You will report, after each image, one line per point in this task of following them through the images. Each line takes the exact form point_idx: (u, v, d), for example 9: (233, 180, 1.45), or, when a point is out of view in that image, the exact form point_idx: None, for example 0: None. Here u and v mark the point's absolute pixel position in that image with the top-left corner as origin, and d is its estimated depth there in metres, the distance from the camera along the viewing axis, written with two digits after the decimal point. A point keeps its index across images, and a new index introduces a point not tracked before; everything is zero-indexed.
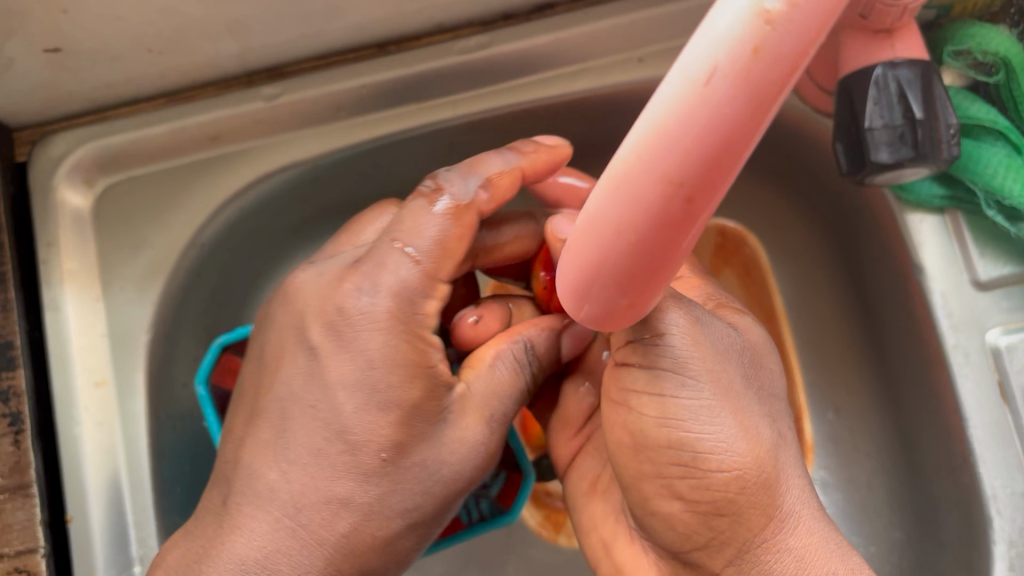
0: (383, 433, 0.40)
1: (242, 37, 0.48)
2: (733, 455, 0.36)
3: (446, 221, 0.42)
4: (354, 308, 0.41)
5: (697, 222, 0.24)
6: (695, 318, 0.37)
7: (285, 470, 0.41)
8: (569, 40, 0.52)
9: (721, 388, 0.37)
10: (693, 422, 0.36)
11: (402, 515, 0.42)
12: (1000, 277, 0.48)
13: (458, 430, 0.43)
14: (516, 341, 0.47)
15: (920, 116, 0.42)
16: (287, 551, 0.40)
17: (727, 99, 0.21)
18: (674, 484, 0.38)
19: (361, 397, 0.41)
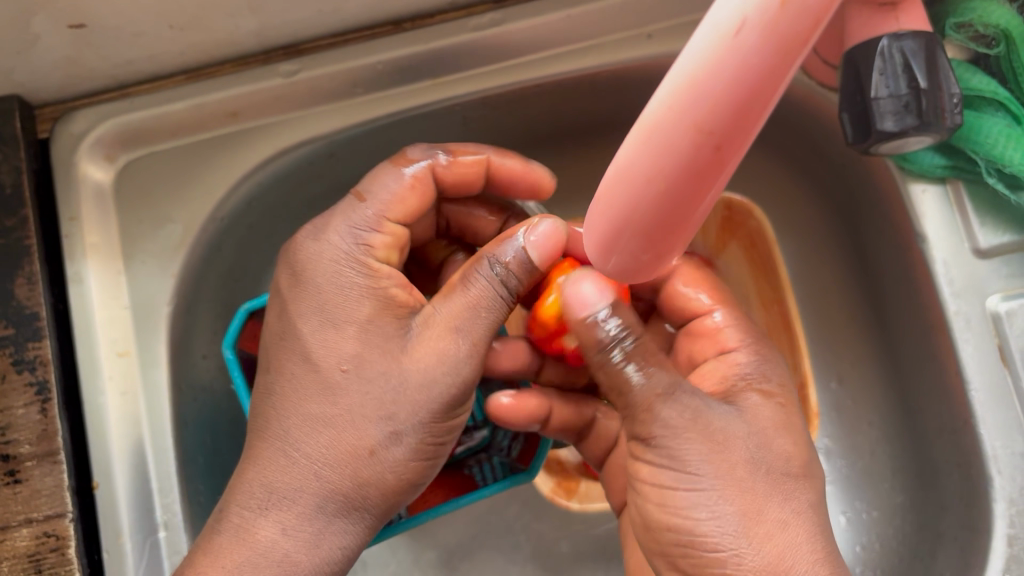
0: (343, 348, 0.44)
1: (262, 14, 0.49)
2: (730, 539, 0.39)
3: None
4: (390, 302, 0.45)
5: (725, 169, 0.25)
6: (702, 405, 0.42)
7: (292, 433, 0.44)
8: (581, 17, 0.53)
9: (729, 485, 0.40)
10: (692, 510, 0.40)
11: (391, 434, 0.44)
12: (1000, 245, 0.49)
13: (434, 347, 0.44)
14: (489, 262, 0.44)
15: (925, 86, 0.43)
16: (297, 479, 0.43)
17: (755, 50, 0.22)
18: (675, 560, 0.41)
19: (351, 328, 0.45)
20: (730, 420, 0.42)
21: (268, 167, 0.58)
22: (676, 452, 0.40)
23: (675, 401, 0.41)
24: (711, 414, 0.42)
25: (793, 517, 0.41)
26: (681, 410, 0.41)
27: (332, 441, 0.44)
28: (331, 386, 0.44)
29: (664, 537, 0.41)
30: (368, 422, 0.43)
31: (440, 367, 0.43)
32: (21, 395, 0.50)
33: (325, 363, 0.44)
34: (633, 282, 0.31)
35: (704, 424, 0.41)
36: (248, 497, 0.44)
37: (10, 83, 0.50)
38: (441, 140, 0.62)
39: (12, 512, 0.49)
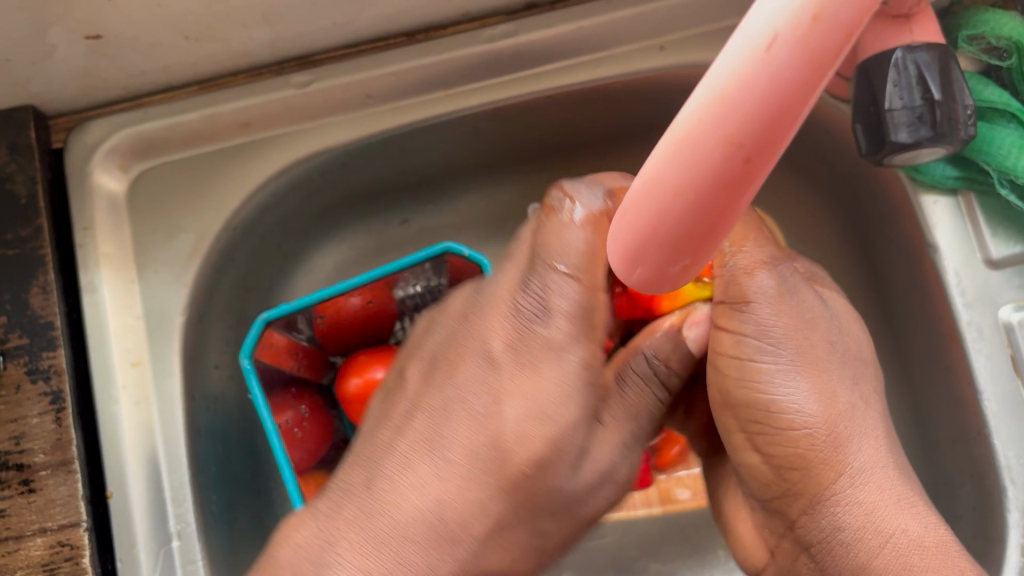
0: (535, 441, 0.38)
1: (278, 25, 0.49)
2: (806, 415, 0.39)
3: (588, 231, 0.39)
4: (535, 322, 0.39)
5: (753, 182, 0.26)
6: (787, 287, 0.40)
7: (438, 468, 0.39)
8: (593, 29, 0.53)
9: (802, 353, 0.39)
10: (771, 348, 0.39)
11: (544, 529, 0.41)
12: (1011, 256, 0.50)
13: (580, 407, 0.39)
14: (562, 270, 0.39)
15: (939, 98, 0.43)
16: (415, 534, 0.38)
17: (788, 63, 0.22)
18: (754, 437, 0.41)
19: (534, 411, 0.39)
20: (806, 293, 0.41)
21: (281, 177, 0.58)
22: (764, 326, 0.39)
23: (773, 272, 0.39)
24: (804, 294, 0.40)
25: (855, 403, 0.41)
26: (775, 288, 0.39)
27: (463, 486, 0.39)
28: (509, 485, 0.39)
29: (741, 400, 0.40)
30: (535, 519, 0.40)
31: (569, 442, 0.39)
32: (35, 404, 0.50)
33: (512, 447, 0.39)
34: (654, 294, 0.31)
35: (803, 316, 0.40)
36: (364, 548, 0.38)
37: (25, 94, 0.50)
38: (453, 151, 0.62)
39: (26, 522, 0.49)
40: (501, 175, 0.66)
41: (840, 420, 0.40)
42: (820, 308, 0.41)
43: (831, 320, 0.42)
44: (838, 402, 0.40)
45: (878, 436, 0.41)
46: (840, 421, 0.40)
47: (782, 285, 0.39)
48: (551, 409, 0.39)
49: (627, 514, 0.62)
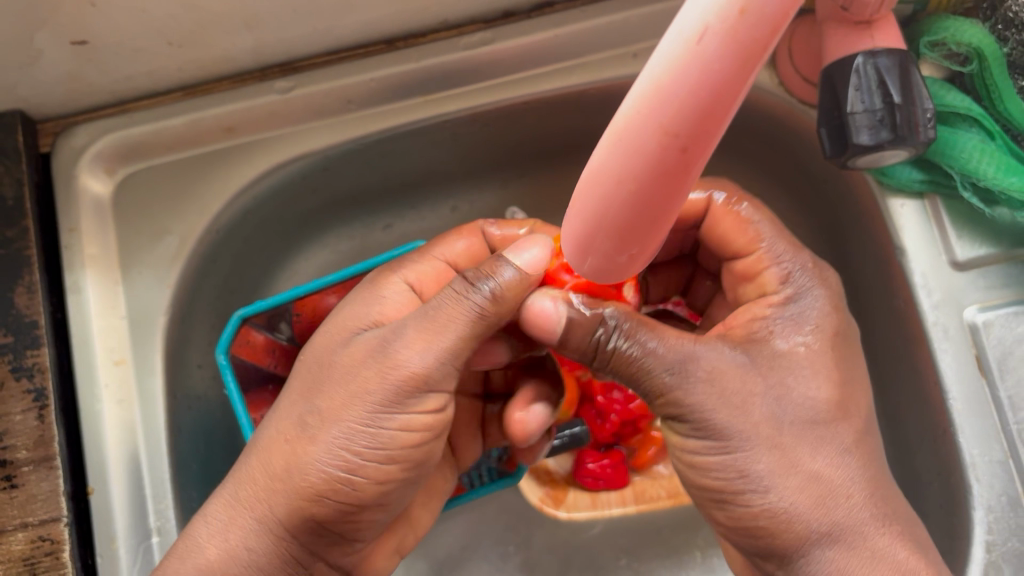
0: (323, 345, 0.46)
1: (258, 32, 0.50)
2: (760, 493, 0.40)
3: (464, 241, 0.53)
4: (384, 282, 0.49)
5: (692, 170, 0.27)
6: (709, 366, 0.40)
7: (255, 439, 0.45)
8: (568, 37, 0.55)
9: (756, 435, 0.40)
10: (720, 440, 0.40)
11: (311, 426, 0.42)
12: (977, 257, 0.51)
13: (348, 318, 0.46)
14: (421, 254, 0.52)
15: (899, 101, 0.44)
16: (232, 487, 0.44)
17: (717, 56, 0.23)
18: (718, 516, 0.43)
19: (330, 328, 0.47)
20: (734, 372, 0.41)
21: (264, 181, 0.59)
22: (702, 422, 0.40)
23: (690, 379, 0.40)
24: (728, 374, 0.41)
25: (828, 469, 0.41)
26: (703, 381, 0.40)
27: (266, 436, 0.44)
28: (281, 406, 0.45)
29: (704, 484, 0.42)
30: (300, 413, 0.43)
31: (343, 334, 0.45)
32: (19, 401, 0.51)
33: (304, 363, 0.46)
34: (609, 282, 0.33)
35: (733, 396, 0.40)
36: (207, 498, 0.46)
37: (13, 98, 0.51)
38: (433, 156, 0.64)
39: (8, 517, 0.50)
40: (483, 180, 0.68)
41: (800, 491, 0.40)
42: (760, 384, 0.41)
43: (788, 387, 0.41)
44: (797, 480, 0.40)
45: (859, 488, 0.42)
46: (800, 491, 0.40)
47: (703, 378, 0.40)
48: (356, 313, 0.47)
49: (603, 513, 0.62)
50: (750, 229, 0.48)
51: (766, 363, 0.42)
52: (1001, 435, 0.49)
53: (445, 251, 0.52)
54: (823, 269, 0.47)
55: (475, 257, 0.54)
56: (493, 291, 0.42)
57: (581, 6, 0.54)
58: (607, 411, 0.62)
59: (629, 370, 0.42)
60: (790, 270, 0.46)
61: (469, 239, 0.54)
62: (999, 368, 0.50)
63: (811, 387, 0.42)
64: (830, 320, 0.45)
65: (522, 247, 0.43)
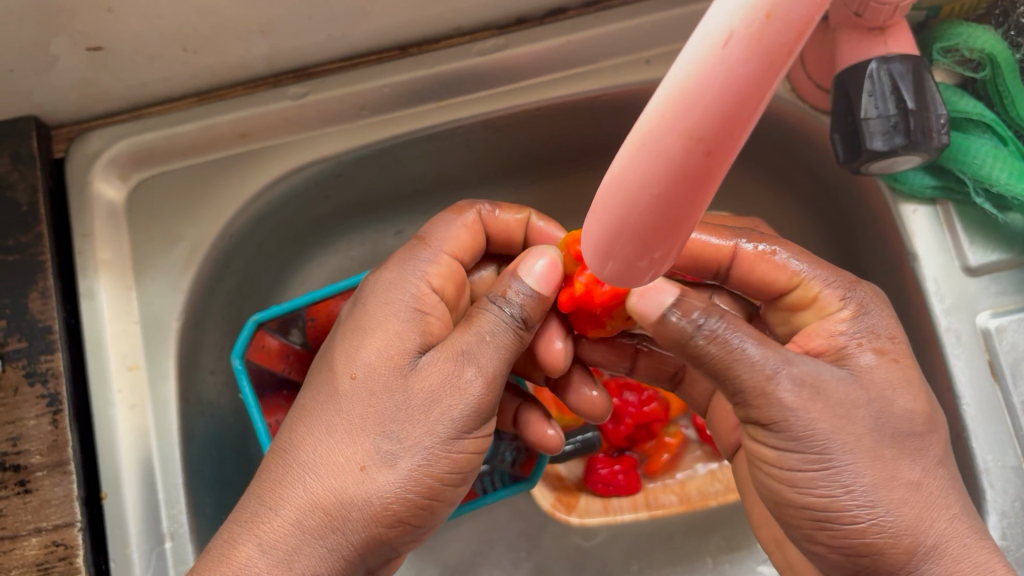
0: (370, 364, 0.43)
1: (273, 38, 0.51)
2: (866, 508, 0.39)
3: (459, 228, 0.52)
4: (398, 289, 0.47)
5: (715, 175, 0.27)
6: (811, 375, 0.40)
7: (299, 461, 0.42)
8: (581, 43, 0.55)
9: (861, 446, 0.40)
10: (819, 450, 0.40)
11: (387, 453, 0.41)
12: (989, 263, 0.51)
13: (389, 336, 0.44)
14: (427, 249, 0.50)
15: (912, 107, 0.45)
16: (286, 511, 0.40)
17: (742, 61, 0.23)
18: (814, 536, 0.42)
19: (366, 342, 0.44)
20: (837, 383, 0.41)
21: (278, 186, 0.59)
22: (804, 434, 0.40)
23: (787, 382, 0.40)
24: (833, 384, 0.40)
25: (927, 478, 0.41)
26: (795, 386, 0.40)
27: (321, 456, 0.41)
28: (332, 428, 0.42)
29: (800, 501, 0.41)
30: (368, 437, 0.41)
31: (397, 354, 0.43)
32: (32, 406, 0.51)
33: (341, 376, 0.44)
34: (628, 287, 0.33)
35: (839, 404, 0.40)
36: (235, 521, 0.42)
37: (28, 104, 0.52)
38: (445, 162, 0.64)
39: (22, 522, 0.50)
40: (494, 186, 0.68)
41: (902, 506, 0.40)
42: (863, 395, 0.41)
43: (888, 399, 0.41)
44: (900, 496, 0.40)
45: (952, 504, 0.41)
46: (905, 505, 0.40)
47: (807, 386, 0.40)
48: (386, 326, 0.45)
49: (615, 519, 0.63)
50: (787, 267, 0.47)
51: (865, 376, 0.42)
52: (1014, 440, 0.49)
53: (448, 243, 0.51)
54: (866, 283, 0.46)
55: (473, 244, 0.53)
56: (522, 312, 0.44)
57: (594, 13, 0.54)
58: (623, 413, 0.64)
59: (724, 372, 0.41)
60: (847, 291, 0.45)
61: (470, 229, 0.52)
62: (1012, 374, 0.50)
63: (901, 400, 0.41)
64: (892, 327, 0.44)
65: (531, 259, 0.46)
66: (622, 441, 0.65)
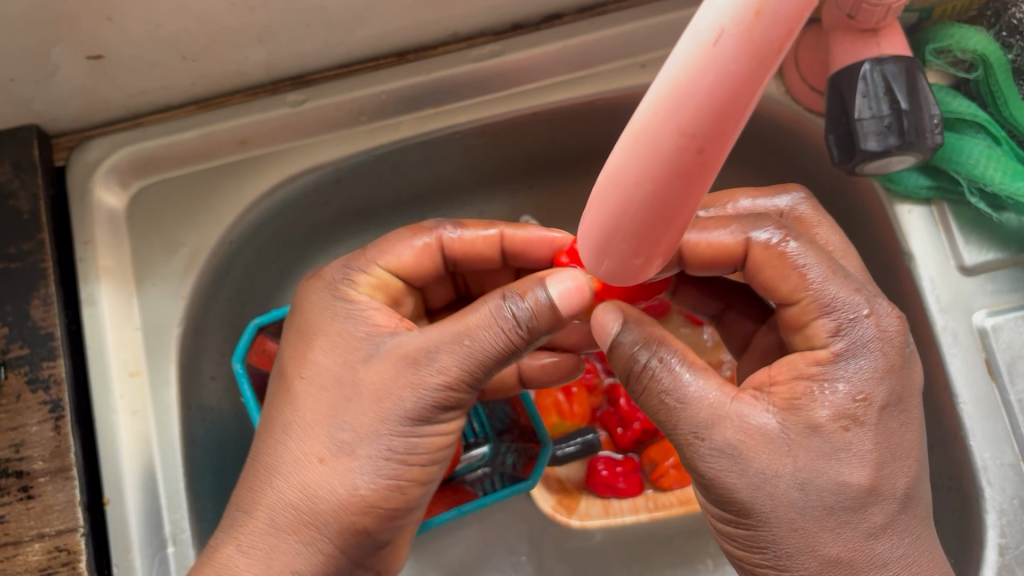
0: (320, 362, 0.43)
1: (271, 45, 0.51)
2: (778, 566, 0.38)
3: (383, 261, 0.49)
4: (315, 304, 0.46)
5: (709, 171, 0.27)
6: (743, 438, 0.37)
7: (270, 414, 0.44)
8: (576, 48, 0.56)
9: (778, 518, 0.37)
10: (736, 511, 0.38)
11: (345, 443, 0.40)
12: (985, 262, 0.52)
13: (336, 340, 0.43)
14: (363, 265, 0.48)
15: (906, 107, 0.45)
16: (256, 473, 0.42)
17: (733, 58, 0.24)
18: (737, 564, 0.41)
19: (339, 350, 0.43)
20: (763, 444, 0.37)
21: (277, 193, 0.60)
22: (722, 493, 0.38)
23: (713, 445, 0.37)
24: (757, 447, 0.37)
25: (852, 553, 0.37)
26: (728, 440, 0.37)
27: (279, 417, 0.43)
28: (288, 425, 0.42)
29: (725, 540, 0.40)
30: (322, 428, 0.41)
31: (347, 348, 0.43)
32: (35, 413, 0.51)
33: (299, 369, 0.43)
34: (625, 284, 0.33)
35: (759, 474, 0.37)
36: (228, 512, 0.43)
37: (29, 113, 0.52)
38: (442, 167, 0.64)
39: (24, 528, 0.50)
40: (494, 189, 0.68)
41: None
42: (788, 464, 0.37)
43: (820, 471, 0.37)
44: (816, 575, 0.37)
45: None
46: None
47: (725, 449, 0.37)
48: (309, 326, 0.45)
49: (615, 522, 0.63)
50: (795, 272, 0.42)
51: (798, 439, 0.37)
52: (1012, 438, 0.50)
53: (388, 257, 0.49)
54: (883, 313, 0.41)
55: (426, 266, 0.50)
56: (528, 318, 0.41)
57: (590, 18, 0.55)
58: (630, 418, 0.65)
59: (660, 409, 0.40)
60: (840, 323, 0.40)
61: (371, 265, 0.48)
62: (1008, 372, 0.50)
63: (845, 471, 0.37)
64: (881, 386, 0.38)
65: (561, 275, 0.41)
66: (628, 445, 0.65)
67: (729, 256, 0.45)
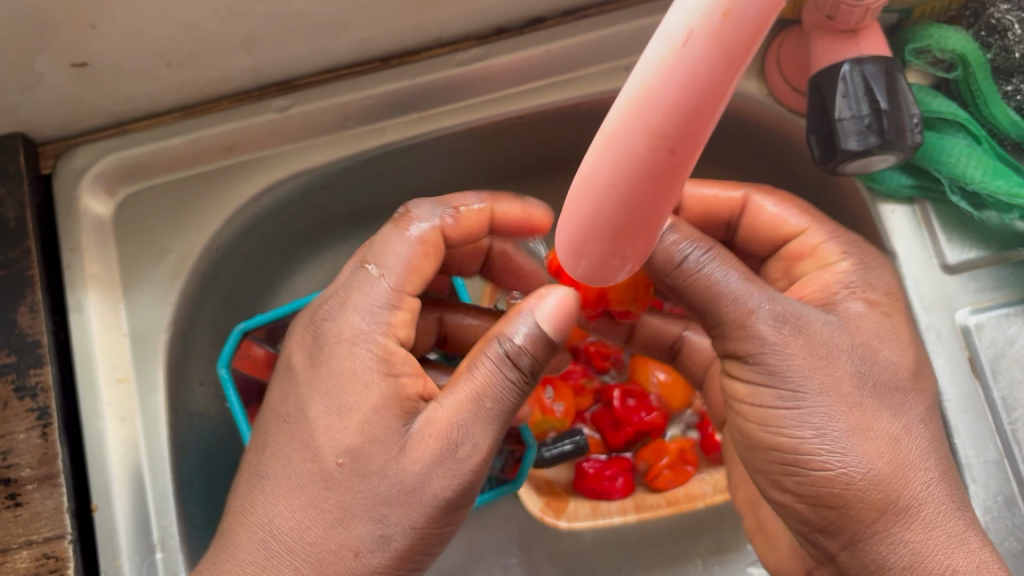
0: (342, 439, 0.41)
1: (255, 52, 0.51)
2: (838, 456, 0.41)
3: (413, 242, 0.48)
4: (327, 325, 0.45)
5: (681, 170, 0.27)
6: (799, 326, 0.42)
7: (269, 493, 0.42)
8: (560, 52, 0.56)
9: (838, 396, 0.41)
10: (794, 389, 0.41)
11: (380, 537, 0.40)
12: (967, 260, 0.52)
13: (360, 400, 0.42)
14: (377, 278, 0.46)
15: (885, 107, 0.45)
16: (272, 566, 0.41)
17: (702, 58, 0.24)
18: (781, 481, 0.43)
19: (347, 415, 0.42)
20: (823, 328, 0.42)
21: (263, 198, 0.60)
22: (780, 370, 0.41)
23: (767, 321, 0.41)
24: (817, 328, 0.42)
25: (905, 436, 0.42)
26: (773, 324, 0.41)
27: (291, 492, 0.42)
28: (325, 510, 0.41)
29: (772, 441, 0.42)
30: (355, 523, 0.40)
31: (378, 428, 0.41)
32: (22, 420, 0.51)
33: (324, 450, 0.42)
34: (603, 284, 0.33)
35: (816, 346, 0.42)
36: None
37: (15, 121, 0.52)
38: (429, 171, 0.64)
39: (13, 535, 0.50)
40: (482, 193, 0.68)
41: (871, 462, 0.41)
42: (848, 342, 0.42)
43: (873, 352, 0.43)
44: (863, 460, 0.41)
45: (930, 463, 0.42)
46: (881, 459, 0.41)
47: (790, 326, 0.42)
48: (338, 366, 0.43)
49: (604, 523, 0.62)
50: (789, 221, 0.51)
51: (849, 322, 0.44)
52: (995, 435, 0.50)
53: (399, 270, 0.47)
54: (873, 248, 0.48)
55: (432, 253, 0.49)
56: (525, 360, 0.43)
57: (574, 21, 0.55)
58: (623, 420, 0.64)
59: (702, 293, 0.42)
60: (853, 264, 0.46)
61: (428, 246, 0.48)
62: (991, 369, 0.51)
63: (888, 352, 0.43)
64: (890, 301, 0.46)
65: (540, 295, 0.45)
66: (619, 445, 0.65)
67: (730, 206, 0.53)
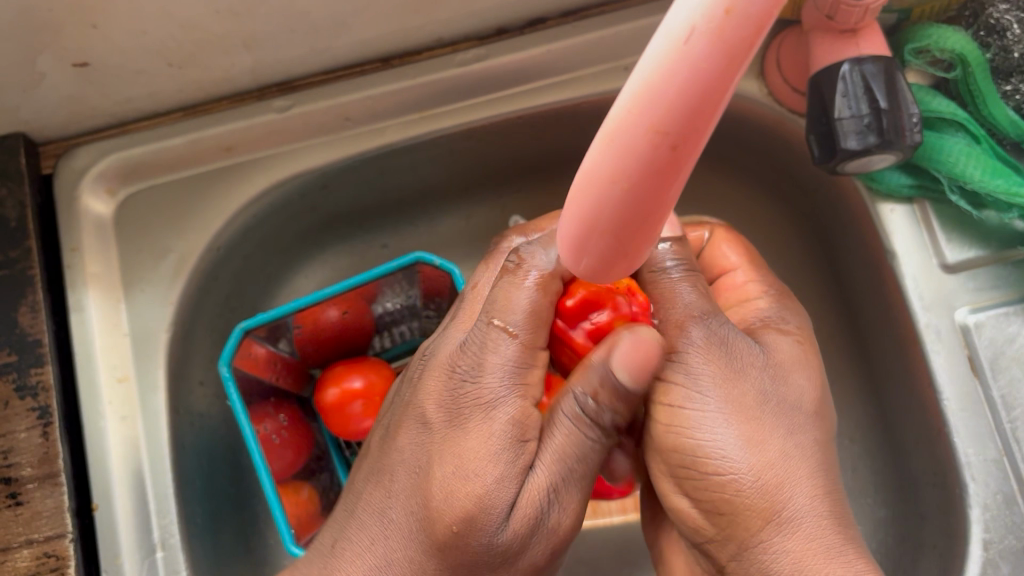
0: (456, 507, 0.38)
1: (257, 52, 0.52)
2: (730, 460, 0.39)
3: (536, 293, 0.40)
4: (464, 379, 0.40)
5: (684, 167, 0.27)
6: (719, 341, 0.42)
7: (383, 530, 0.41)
8: (560, 52, 0.56)
9: (733, 403, 0.40)
10: (703, 395, 0.40)
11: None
12: (967, 259, 0.52)
13: (462, 468, 0.39)
14: (506, 333, 0.40)
15: (885, 106, 0.46)
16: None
17: (704, 55, 0.24)
18: (681, 484, 0.42)
19: (460, 476, 0.38)
20: (745, 347, 0.42)
21: (263, 198, 0.60)
22: (690, 378, 0.41)
23: (696, 331, 0.42)
24: (738, 344, 0.42)
25: (800, 449, 0.40)
26: (704, 339, 0.42)
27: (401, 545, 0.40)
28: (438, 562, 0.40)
29: (669, 448, 0.42)
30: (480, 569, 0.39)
31: (468, 493, 0.38)
32: (22, 419, 0.51)
33: (432, 516, 0.39)
34: (605, 281, 0.33)
35: (735, 363, 0.41)
36: None
37: (16, 121, 0.52)
38: (429, 171, 0.64)
39: (13, 534, 0.50)
40: (482, 192, 0.68)
41: (741, 454, 0.39)
42: (763, 362, 0.42)
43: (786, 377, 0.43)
44: (712, 445, 0.40)
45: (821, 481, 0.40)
46: (764, 470, 0.39)
47: (709, 342, 0.41)
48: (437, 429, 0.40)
49: (603, 522, 0.63)
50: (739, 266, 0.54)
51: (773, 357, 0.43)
52: (995, 434, 0.50)
53: (498, 303, 0.40)
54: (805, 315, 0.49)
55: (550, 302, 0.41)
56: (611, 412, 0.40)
57: (573, 21, 0.56)
58: None
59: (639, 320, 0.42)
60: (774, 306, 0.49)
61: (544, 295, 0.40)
62: (990, 368, 0.51)
63: (799, 383, 0.43)
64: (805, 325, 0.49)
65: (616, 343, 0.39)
66: None
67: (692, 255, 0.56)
